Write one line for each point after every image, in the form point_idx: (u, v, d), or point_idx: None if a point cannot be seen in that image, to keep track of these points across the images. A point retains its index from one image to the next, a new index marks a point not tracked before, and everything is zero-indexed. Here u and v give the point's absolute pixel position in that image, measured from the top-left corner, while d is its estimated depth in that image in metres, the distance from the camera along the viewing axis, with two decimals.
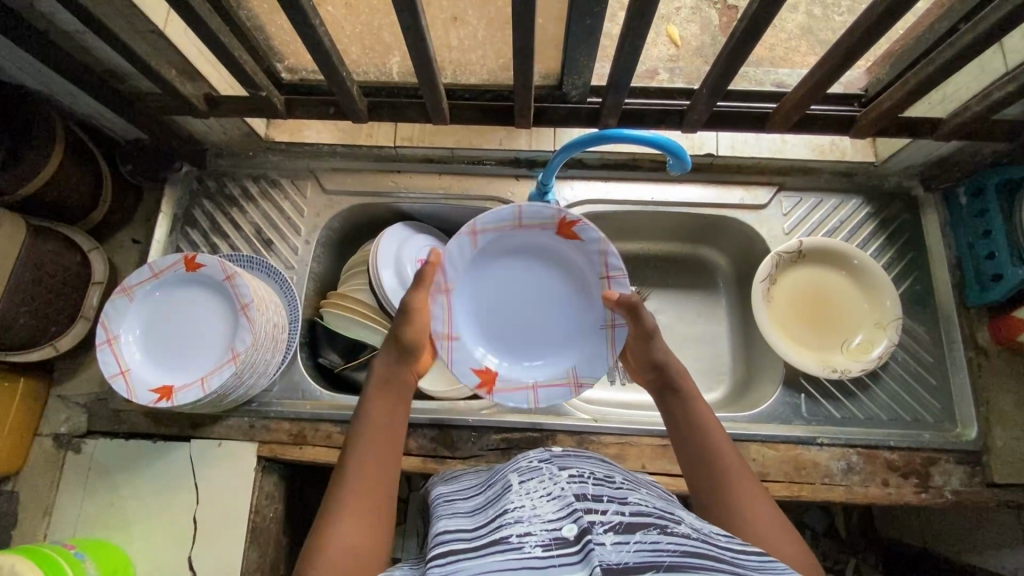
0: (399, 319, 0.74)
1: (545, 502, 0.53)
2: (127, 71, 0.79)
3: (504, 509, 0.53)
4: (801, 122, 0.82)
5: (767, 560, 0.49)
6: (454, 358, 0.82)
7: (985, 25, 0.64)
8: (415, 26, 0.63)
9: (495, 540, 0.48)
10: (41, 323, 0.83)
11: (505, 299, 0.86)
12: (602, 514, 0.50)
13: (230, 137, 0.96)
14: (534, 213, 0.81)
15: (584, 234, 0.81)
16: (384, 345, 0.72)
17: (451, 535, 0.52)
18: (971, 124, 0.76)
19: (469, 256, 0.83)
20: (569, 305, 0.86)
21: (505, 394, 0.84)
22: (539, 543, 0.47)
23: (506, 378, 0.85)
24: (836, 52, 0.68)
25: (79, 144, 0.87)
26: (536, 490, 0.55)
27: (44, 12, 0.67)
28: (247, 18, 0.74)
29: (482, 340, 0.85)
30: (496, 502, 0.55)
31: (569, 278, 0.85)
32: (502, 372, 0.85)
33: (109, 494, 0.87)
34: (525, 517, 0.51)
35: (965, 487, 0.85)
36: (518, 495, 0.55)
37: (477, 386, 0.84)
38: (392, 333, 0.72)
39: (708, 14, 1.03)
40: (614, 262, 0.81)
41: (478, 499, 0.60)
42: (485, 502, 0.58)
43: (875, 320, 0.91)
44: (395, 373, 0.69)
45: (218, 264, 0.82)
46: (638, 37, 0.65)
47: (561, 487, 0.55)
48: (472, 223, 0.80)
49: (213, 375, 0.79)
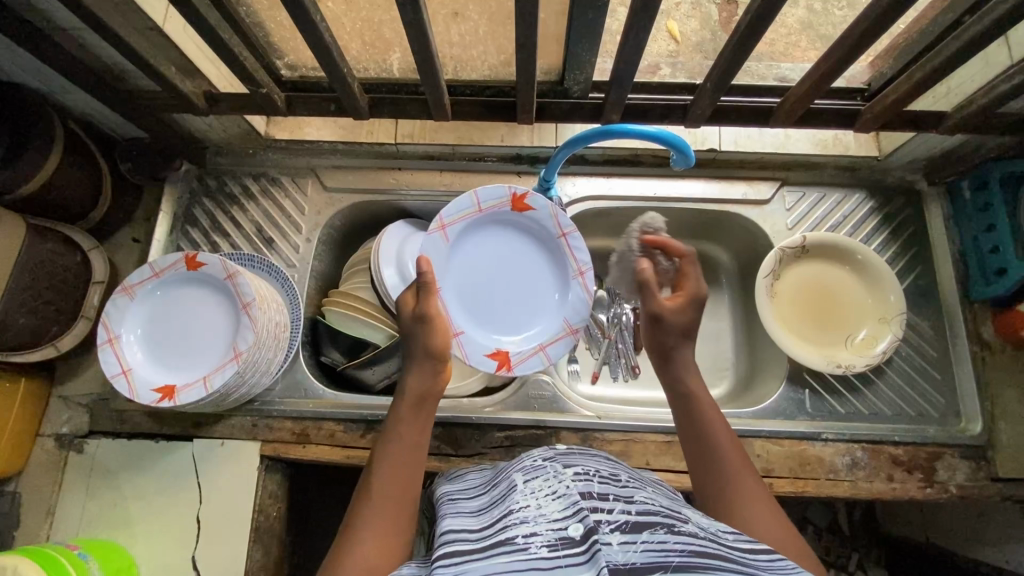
0: (417, 330, 0.70)
1: (550, 501, 0.53)
2: (126, 68, 0.78)
3: (508, 509, 0.53)
4: (805, 116, 0.82)
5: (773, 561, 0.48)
6: (464, 349, 0.83)
7: (991, 17, 0.63)
8: (416, 20, 0.63)
9: (499, 541, 0.48)
10: (42, 323, 0.82)
11: (486, 283, 0.88)
12: (608, 513, 0.49)
13: (230, 135, 0.96)
14: (490, 195, 0.86)
15: (535, 202, 0.86)
16: (410, 360, 0.70)
17: (454, 534, 0.51)
18: (976, 117, 0.75)
19: (445, 254, 0.86)
20: (543, 271, 0.89)
21: (522, 364, 0.85)
22: (545, 543, 0.47)
23: (517, 351, 0.87)
24: (841, 46, 0.67)
25: (79, 142, 0.86)
26: (540, 490, 0.55)
27: (42, 9, 0.67)
28: (247, 14, 0.73)
29: (481, 325, 0.87)
30: (501, 502, 0.55)
31: (535, 246, 0.89)
32: (510, 348, 0.87)
33: (112, 495, 0.86)
34: (530, 518, 0.51)
35: (969, 482, 0.84)
36: (523, 495, 0.54)
37: (497, 369, 0.85)
38: (417, 348, 0.69)
39: (709, 9, 1.02)
40: (565, 220, 0.87)
41: (483, 498, 0.60)
42: (490, 502, 0.57)
43: (879, 315, 0.90)
44: (423, 389, 0.67)
45: (219, 263, 0.81)
46: (641, 31, 0.64)
47: (566, 485, 0.54)
48: (439, 220, 0.84)
49: (215, 374, 0.78)
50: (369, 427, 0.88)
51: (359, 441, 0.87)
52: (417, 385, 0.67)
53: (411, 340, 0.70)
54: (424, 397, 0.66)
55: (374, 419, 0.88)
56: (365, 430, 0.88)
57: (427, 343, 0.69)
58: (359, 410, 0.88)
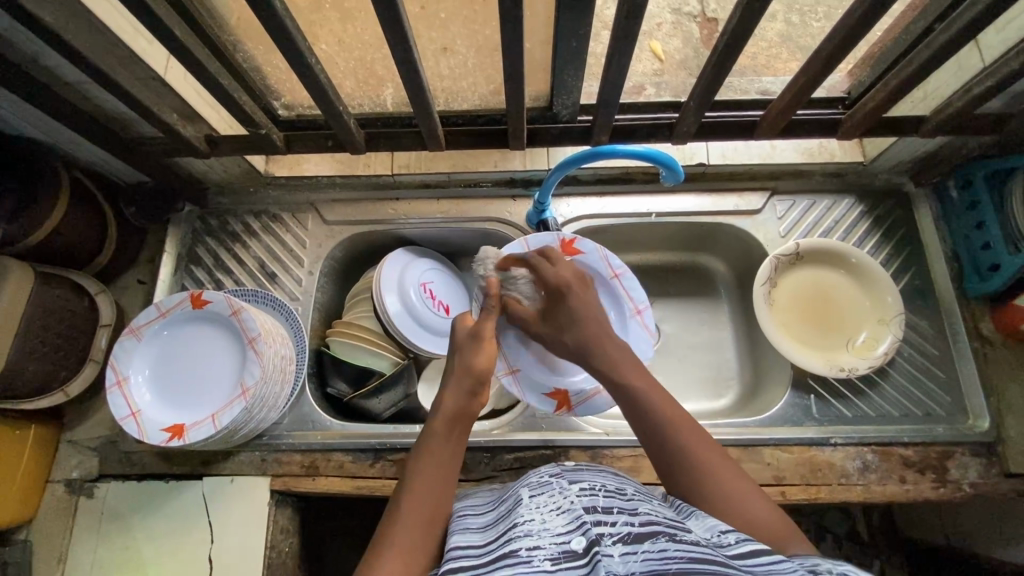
0: (467, 346, 0.70)
1: (556, 516, 0.53)
2: (130, 117, 0.81)
3: (513, 523, 0.54)
4: (788, 127, 0.84)
5: (777, 567, 0.47)
6: (521, 389, 0.89)
7: (959, 26, 0.66)
8: (408, 57, 0.65)
9: (503, 554, 0.49)
10: (51, 369, 0.84)
11: None
12: (611, 526, 0.50)
13: (230, 174, 0.98)
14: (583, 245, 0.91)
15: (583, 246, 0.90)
16: (452, 373, 0.68)
17: (460, 549, 0.52)
18: (953, 120, 0.77)
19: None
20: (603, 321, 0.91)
21: (581, 405, 0.89)
22: (547, 557, 0.48)
23: (579, 391, 0.90)
24: (816, 60, 0.69)
25: (84, 190, 0.89)
26: (545, 505, 0.56)
27: (49, 66, 0.69)
28: (245, 60, 0.77)
29: (536, 360, 0.90)
30: (506, 517, 0.55)
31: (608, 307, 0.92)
32: (572, 388, 0.90)
33: (122, 539, 0.86)
34: (534, 531, 0.51)
35: (982, 479, 0.84)
36: (528, 510, 0.55)
37: (556, 409, 0.89)
38: (461, 362, 0.68)
39: (690, 28, 1.06)
40: (639, 298, 0.92)
41: (489, 515, 0.60)
42: (496, 518, 0.58)
43: (877, 317, 0.91)
44: (457, 408, 0.65)
45: (225, 300, 0.83)
46: (625, 56, 0.67)
47: (570, 500, 0.55)
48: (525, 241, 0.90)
49: (224, 411, 0.79)
50: (378, 455, 0.88)
51: (369, 471, 0.87)
52: (453, 404, 0.65)
53: (461, 352, 0.70)
54: (458, 417, 0.64)
55: (380, 448, 0.88)
56: (374, 459, 0.88)
57: (474, 361, 0.68)
58: (368, 438, 0.89)
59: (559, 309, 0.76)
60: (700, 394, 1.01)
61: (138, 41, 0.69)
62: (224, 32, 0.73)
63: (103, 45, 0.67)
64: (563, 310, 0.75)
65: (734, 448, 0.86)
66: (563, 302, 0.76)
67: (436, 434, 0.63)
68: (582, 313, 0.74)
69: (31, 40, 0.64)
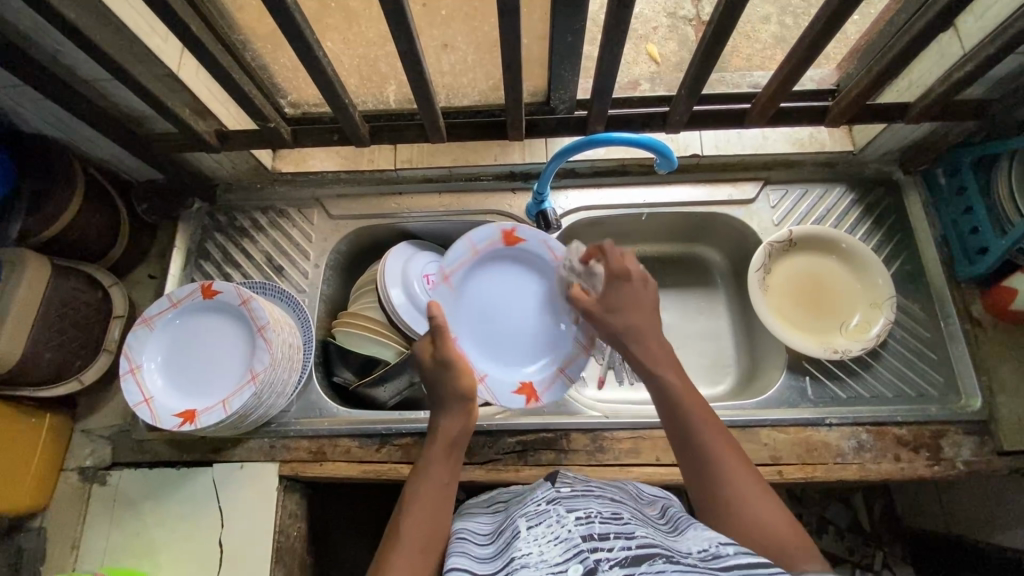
0: (442, 375, 0.73)
1: (552, 546, 0.52)
2: (143, 114, 0.84)
3: (511, 557, 0.53)
4: (777, 116, 0.86)
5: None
6: (492, 394, 0.86)
7: (936, 11, 0.69)
8: (410, 49, 0.68)
9: None
10: (66, 356, 0.86)
11: (506, 318, 0.90)
12: (608, 550, 0.50)
13: (238, 171, 1.01)
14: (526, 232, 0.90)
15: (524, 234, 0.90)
16: (440, 405, 0.73)
17: None
18: (936, 106, 0.80)
19: (451, 300, 0.88)
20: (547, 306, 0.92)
21: (549, 394, 0.88)
22: None
23: (542, 380, 0.89)
24: (800, 49, 0.72)
25: (98, 186, 0.92)
26: (543, 536, 0.54)
27: (67, 63, 0.72)
28: (253, 58, 0.80)
29: (493, 358, 0.89)
30: (504, 552, 0.54)
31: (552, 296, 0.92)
32: (534, 378, 0.89)
33: (135, 524, 0.88)
34: (532, 563, 0.51)
35: (976, 457, 0.86)
36: (526, 542, 0.54)
37: (526, 402, 0.87)
38: (448, 392, 0.72)
39: (685, 31, 1.10)
40: None
41: (488, 550, 0.58)
42: (496, 554, 0.56)
43: (870, 300, 0.94)
44: (453, 434, 0.70)
45: (234, 291, 0.86)
46: (617, 46, 0.70)
47: (568, 529, 0.54)
48: (468, 241, 0.88)
49: (234, 396, 0.82)
50: (384, 440, 0.90)
51: (375, 455, 0.89)
52: (446, 431, 0.70)
53: (440, 385, 0.72)
54: (453, 442, 0.70)
55: (386, 433, 0.90)
56: (379, 444, 0.90)
57: (455, 386, 0.72)
58: (373, 424, 0.91)
59: (616, 293, 0.77)
60: (700, 380, 1.03)
61: (152, 38, 0.72)
62: (234, 30, 0.76)
63: (119, 42, 0.70)
64: (617, 293, 0.77)
65: (731, 429, 0.88)
66: (627, 287, 0.77)
67: (432, 461, 0.68)
68: (640, 304, 0.77)
69: (51, 36, 0.67)
